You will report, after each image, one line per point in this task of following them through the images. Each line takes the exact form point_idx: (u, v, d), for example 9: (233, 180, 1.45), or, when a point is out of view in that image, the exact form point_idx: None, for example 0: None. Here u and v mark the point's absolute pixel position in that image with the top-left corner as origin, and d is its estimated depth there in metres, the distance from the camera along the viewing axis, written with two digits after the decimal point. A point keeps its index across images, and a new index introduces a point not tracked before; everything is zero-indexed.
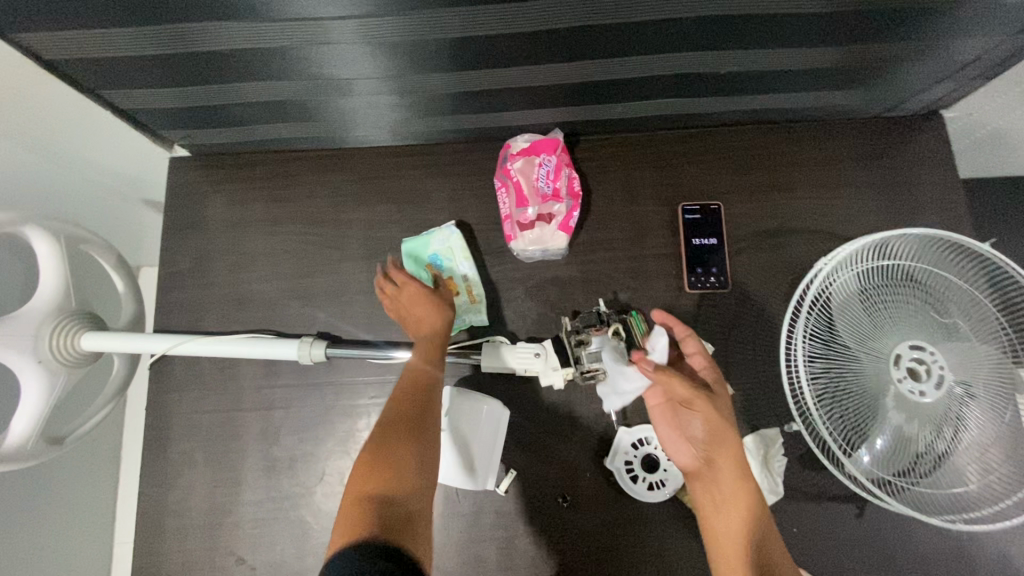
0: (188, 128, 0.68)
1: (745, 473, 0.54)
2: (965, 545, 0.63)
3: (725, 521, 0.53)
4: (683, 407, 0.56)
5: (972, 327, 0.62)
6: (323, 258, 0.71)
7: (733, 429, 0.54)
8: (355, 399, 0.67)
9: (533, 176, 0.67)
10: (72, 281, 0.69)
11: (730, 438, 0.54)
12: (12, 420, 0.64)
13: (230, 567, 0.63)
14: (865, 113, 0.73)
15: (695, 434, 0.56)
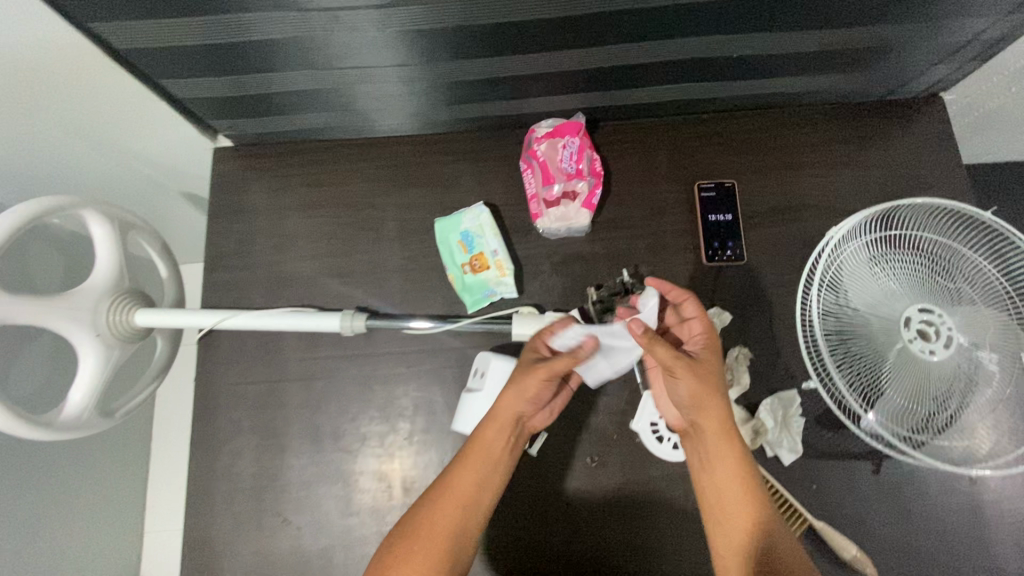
0: (234, 117, 0.73)
1: (726, 435, 0.57)
2: (979, 500, 0.66)
3: (722, 482, 0.58)
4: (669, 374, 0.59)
5: (976, 289, 0.66)
6: (359, 238, 0.75)
7: (714, 395, 0.57)
8: (393, 369, 0.70)
9: (557, 158, 0.71)
10: (125, 262, 0.74)
11: (709, 403, 0.57)
12: (71, 390, 0.69)
13: (279, 526, 0.67)
14: (869, 96, 0.77)
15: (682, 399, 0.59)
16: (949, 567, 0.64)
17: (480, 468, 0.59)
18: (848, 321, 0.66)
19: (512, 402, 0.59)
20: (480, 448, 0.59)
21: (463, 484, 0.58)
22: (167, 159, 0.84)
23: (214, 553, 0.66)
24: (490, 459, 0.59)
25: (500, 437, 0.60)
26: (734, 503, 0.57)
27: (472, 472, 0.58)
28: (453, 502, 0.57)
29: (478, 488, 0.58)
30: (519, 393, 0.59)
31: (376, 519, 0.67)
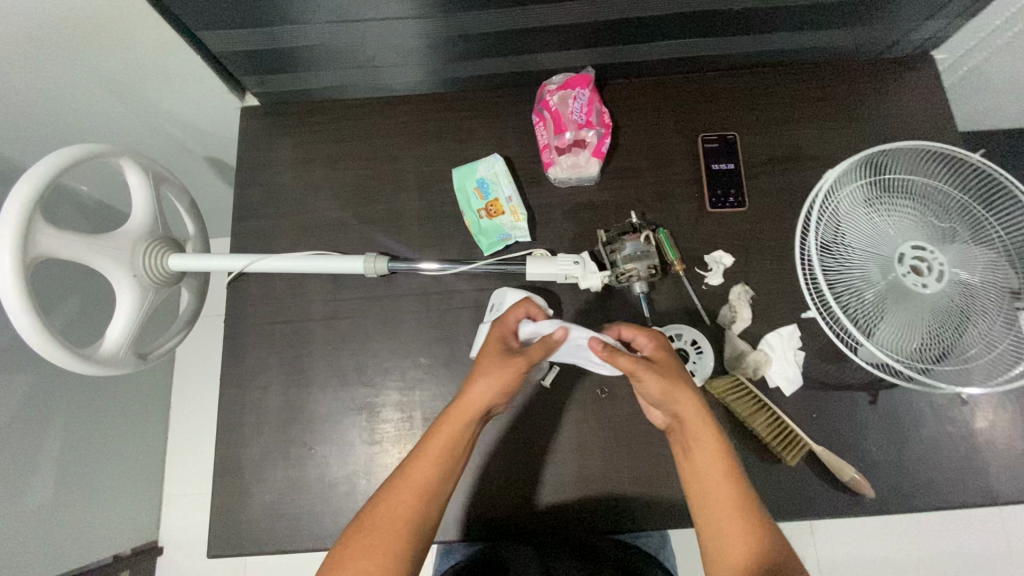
0: (262, 73, 0.77)
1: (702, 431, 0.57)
2: (974, 429, 0.68)
3: (709, 491, 0.56)
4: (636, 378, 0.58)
5: (964, 225, 0.70)
6: (379, 188, 0.79)
7: (684, 390, 0.57)
8: (413, 308, 0.74)
9: (569, 109, 0.75)
10: (159, 211, 0.78)
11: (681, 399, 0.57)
12: (109, 327, 0.73)
13: (305, 455, 0.70)
14: (862, 53, 0.81)
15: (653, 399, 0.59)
16: (943, 491, 0.67)
17: (440, 462, 0.56)
18: (845, 258, 0.69)
19: (483, 391, 0.58)
20: (442, 442, 0.57)
21: (421, 478, 0.55)
22: (196, 120, 0.89)
23: (243, 479, 0.70)
24: (452, 453, 0.57)
25: (462, 431, 0.58)
26: (725, 514, 0.55)
27: (433, 466, 0.55)
28: (407, 507, 0.53)
29: (436, 485, 0.55)
30: (487, 380, 0.58)
31: (397, 447, 0.70)
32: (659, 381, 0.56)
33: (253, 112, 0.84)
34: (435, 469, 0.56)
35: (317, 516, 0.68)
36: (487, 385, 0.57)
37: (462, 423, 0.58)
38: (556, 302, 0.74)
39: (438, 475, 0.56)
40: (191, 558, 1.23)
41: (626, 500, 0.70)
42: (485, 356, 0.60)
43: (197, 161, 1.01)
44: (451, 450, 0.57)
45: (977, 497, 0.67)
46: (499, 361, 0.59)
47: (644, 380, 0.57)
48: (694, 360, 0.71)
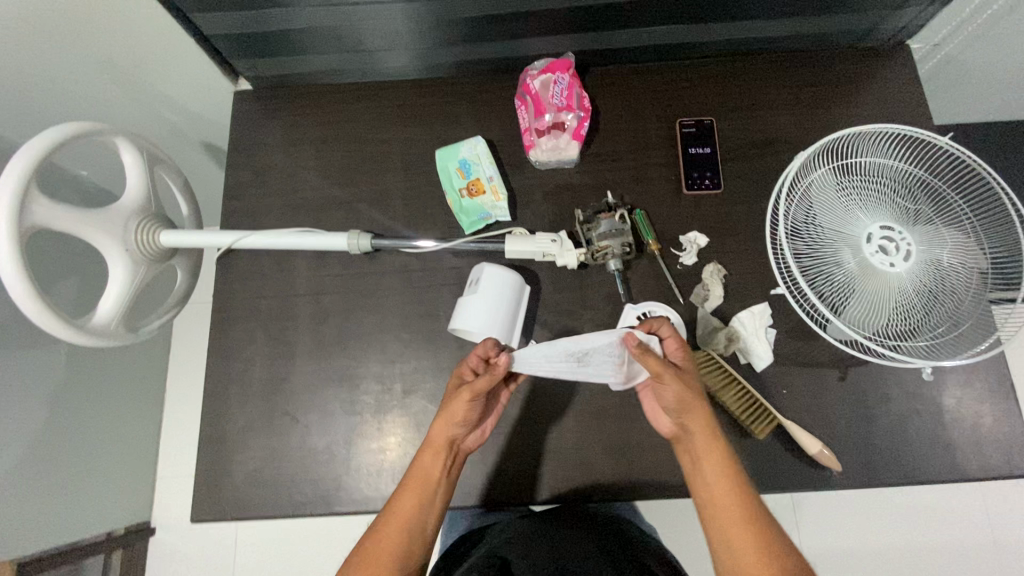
0: (254, 56, 0.80)
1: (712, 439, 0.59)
2: (941, 406, 0.70)
3: (717, 496, 0.58)
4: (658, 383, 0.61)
5: (932, 207, 0.71)
6: (366, 169, 0.82)
7: (699, 399, 0.59)
8: (395, 284, 0.76)
9: (549, 93, 0.77)
10: (152, 189, 0.80)
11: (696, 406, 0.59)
12: (101, 300, 0.75)
13: (287, 424, 0.72)
14: (839, 42, 0.83)
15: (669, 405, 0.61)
16: (910, 466, 0.68)
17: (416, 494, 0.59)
18: (814, 238, 0.71)
19: (441, 428, 0.60)
20: (417, 476, 0.60)
21: (404, 510, 0.59)
22: (191, 104, 0.92)
23: (227, 447, 0.72)
24: (426, 484, 0.60)
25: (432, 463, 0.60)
26: (732, 519, 0.56)
27: (410, 499, 0.59)
28: (395, 536, 0.58)
29: (416, 517, 0.59)
30: (444, 416, 0.60)
31: (377, 418, 0.72)
32: (679, 388, 0.59)
33: (245, 95, 0.86)
34: (412, 501, 0.59)
35: (297, 483, 0.70)
36: (444, 423, 0.60)
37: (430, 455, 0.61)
38: (535, 279, 0.75)
39: (417, 506, 0.59)
40: (183, 538, 1.25)
41: (598, 474, 0.71)
42: (444, 395, 0.63)
43: (193, 146, 1.04)
44: (425, 483, 0.60)
45: (943, 472, 0.68)
46: (452, 397, 0.61)
47: (666, 385, 0.59)
48: None
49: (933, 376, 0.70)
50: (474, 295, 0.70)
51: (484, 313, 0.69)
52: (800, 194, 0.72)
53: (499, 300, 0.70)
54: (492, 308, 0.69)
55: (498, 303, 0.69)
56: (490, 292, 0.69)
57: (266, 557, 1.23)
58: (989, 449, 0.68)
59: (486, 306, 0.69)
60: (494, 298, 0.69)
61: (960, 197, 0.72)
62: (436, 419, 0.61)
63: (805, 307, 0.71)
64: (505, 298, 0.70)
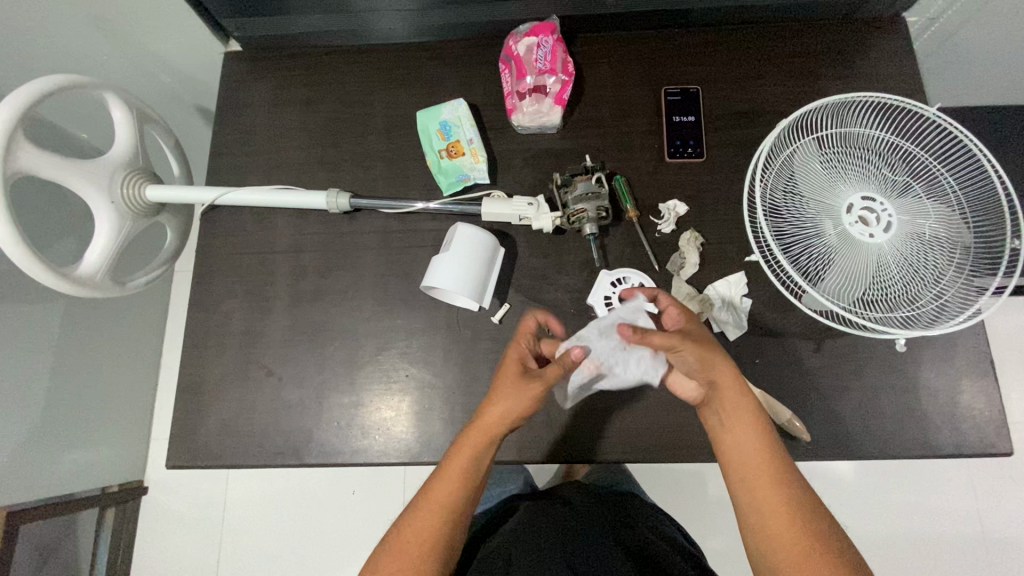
0: (240, 16, 0.80)
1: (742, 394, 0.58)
2: (917, 380, 0.69)
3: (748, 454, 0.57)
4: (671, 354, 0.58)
5: (916, 179, 0.70)
6: (349, 131, 0.82)
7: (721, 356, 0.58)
8: (373, 244, 0.77)
9: (533, 57, 0.77)
10: (140, 145, 0.81)
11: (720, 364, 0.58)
12: (86, 251, 0.76)
13: (262, 377, 0.73)
14: (831, 12, 0.81)
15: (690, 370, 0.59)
16: (882, 439, 0.67)
17: (463, 481, 0.57)
18: (794, 208, 0.70)
19: (501, 413, 0.59)
20: (461, 461, 0.58)
21: (446, 492, 0.57)
22: (184, 66, 0.93)
23: (204, 397, 0.73)
24: (472, 470, 0.58)
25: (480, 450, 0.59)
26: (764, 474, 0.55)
27: (452, 484, 0.57)
28: (429, 527, 0.55)
29: (455, 506, 0.57)
30: (507, 403, 0.59)
31: (350, 374, 0.73)
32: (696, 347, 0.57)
33: (234, 57, 0.87)
34: (456, 485, 0.57)
35: (269, 434, 0.71)
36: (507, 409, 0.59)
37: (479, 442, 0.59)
38: (511, 243, 0.75)
39: (462, 490, 0.57)
40: (175, 497, 1.28)
41: (566, 437, 0.70)
42: (503, 378, 0.61)
43: (188, 110, 1.05)
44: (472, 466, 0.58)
45: (915, 447, 0.67)
46: (515, 384, 0.60)
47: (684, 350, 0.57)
48: None
49: (910, 351, 0.69)
50: (445, 257, 0.70)
51: (454, 272, 0.69)
52: (781, 164, 0.71)
53: (470, 261, 0.70)
54: (462, 267, 0.70)
55: (470, 262, 0.70)
56: (462, 253, 0.70)
57: (252, 520, 1.25)
58: (963, 424, 0.67)
59: (457, 266, 0.69)
60: (466, 259, 0.70)
61: (946, 169, 0.70)
62: (495, 402, 0.60)
63: (782, 277, 0.70)
64: (475, 259, 0.71)
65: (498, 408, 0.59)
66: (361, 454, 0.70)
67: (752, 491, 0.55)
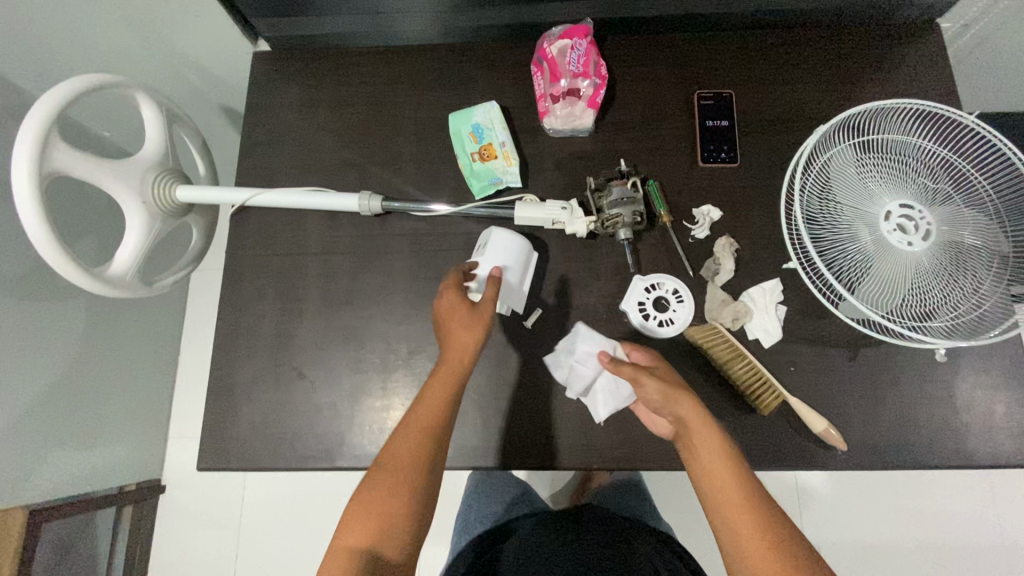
0: (272, 16, 0.80)
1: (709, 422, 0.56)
2: (954, 389, 0.68)
3: (716, 478, 0.55)
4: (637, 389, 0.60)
5: (955, 188, 0.69)
6: (379, 133, 0.82)
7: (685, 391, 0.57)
8: (405, 246, 0.77)
9: (566, 59, 0.76)
10: (170, 146, 0.81)
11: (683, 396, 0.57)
12: (117, 251, 0.76)
13: (293, 380, 0.73)
14: (866, 18, 0.81)
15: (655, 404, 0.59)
16: (919, 449, 0.67)
17: (430, 426, 0.58)
18: (831, 216, 0.69)
19: (460, 353, 0.61)
20: (426, 407, 0.58)
21: (411, 439, 0.57)
22: (212, 65, 0.92)
23: (235, 399, 0.73)
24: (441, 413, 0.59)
25: (443, 395, 0.59)
26: (734, 499, 0.54)
27: (420, 431, 0.57)
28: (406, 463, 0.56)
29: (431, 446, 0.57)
30: (465, 343, 0.61)
31: (382, 377, 0.73)
32: (657, 385, 0.57)
33: (263, 57, 0.87)
34: (421, 435, 0.57)
35: (300, 437, 0.71)
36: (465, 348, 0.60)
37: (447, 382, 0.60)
38: (543, 246, 0.75)
39: (431, 435, 0.57)
40: (191, 496, 1.28)
41: (598, 441, 0.69)
42: (454, 323, 0.62)
43: (212, 109, 1.05)
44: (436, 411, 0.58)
45: (951, 457, 0.66)
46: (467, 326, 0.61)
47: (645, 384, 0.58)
48: (674, 308, 0.72)
49: (947, 360, 0.69)
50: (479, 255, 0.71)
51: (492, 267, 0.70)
52: (817, 170, 0.70)
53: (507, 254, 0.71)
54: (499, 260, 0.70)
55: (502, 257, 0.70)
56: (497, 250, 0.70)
57: (269, 522, 1.25)
58: (999, 434, 0.67)
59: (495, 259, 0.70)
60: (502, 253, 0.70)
61: (984, 178, 0.69)
62: (452, 346, 0.61)
63: (817, 284, 0.70)
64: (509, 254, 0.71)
65: (455, 354, 0.61)
66: None
67: (739, 550, 0.52)
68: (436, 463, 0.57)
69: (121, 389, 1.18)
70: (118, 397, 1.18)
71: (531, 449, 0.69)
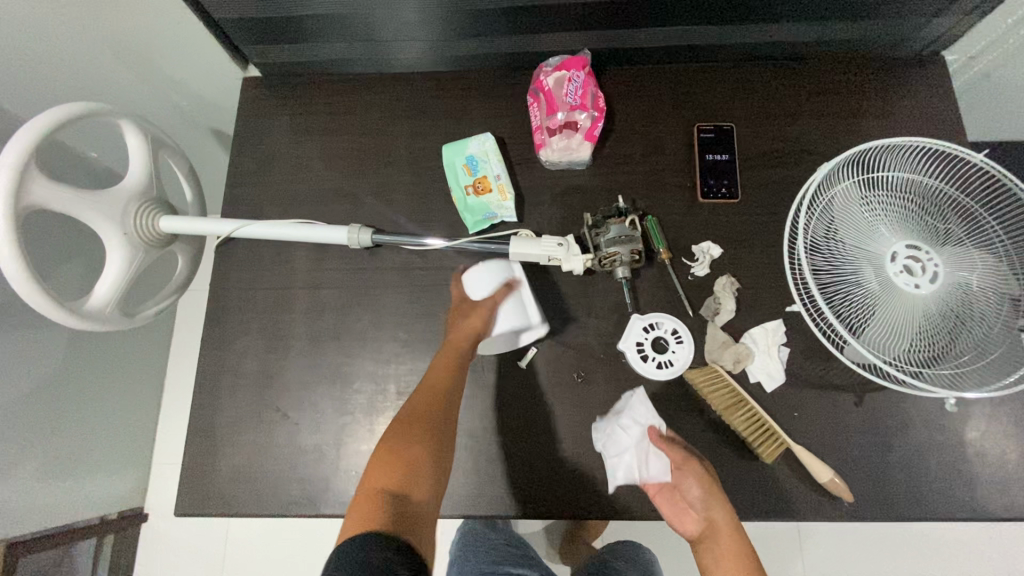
0: (264, 43, 0.78)
1: (741, 530, 0.57)
2: (964, 437, 0.66)
3: None
4: (676, 476, 0.61)
5: (963, 228, 0.67)
6: (371, 162, 0.80)
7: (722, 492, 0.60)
8: (396, 280, 0.74)
9: (563, 91, 0.74)
10: (155, 174, 0.79)
11: (721, 497, 0.59)
12: (97, 284, 0.73)
13: (277, 421, 0.70)
14: (869, 51, 0.79)
15: (691, 496, 0.59)
16: (928, 500, 0.64)
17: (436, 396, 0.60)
18: (835, 255, 0.67)
19: (458, 332, 0.65)
20: (433, 382, 0.62)
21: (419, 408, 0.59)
22: (201, 89, 0.90)
23: (215, 440, 0.70)
24: (445, 386, 0.61)
25: (449, 370, 0.63)
26: None
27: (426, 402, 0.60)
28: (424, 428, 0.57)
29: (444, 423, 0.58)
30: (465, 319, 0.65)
31: (369, 419, 0.70)
32: (701, 476, 0.59)
33: (254, 82, 0.85)
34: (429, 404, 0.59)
35: (283, 481, 0.68)
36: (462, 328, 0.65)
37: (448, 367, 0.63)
38: (538, 283, 0.73)
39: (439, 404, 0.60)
40: (174, 525, 1.24)
41: (595, 489, 0.66)
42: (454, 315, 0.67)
43: (203, 132, 1.03)
44: (441, 384, 0.61)
45: (963, 510, 0.64)
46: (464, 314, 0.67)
47: (688, 474, 0.60)
48: (673, 349, 0.70)
49: (958, 406, 0.66)
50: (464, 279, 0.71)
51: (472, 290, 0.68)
52: (821, 207, 0.69)
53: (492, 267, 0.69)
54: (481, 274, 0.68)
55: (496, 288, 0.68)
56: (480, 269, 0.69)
57: (255, 552, 1.21)
58: (1012, 486, 0.64)
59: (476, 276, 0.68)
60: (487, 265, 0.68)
61: (993, 219, 0.67)
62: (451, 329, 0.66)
63: (821, 324, 0.68)
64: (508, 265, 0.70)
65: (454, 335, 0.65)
66: None
67: None
68: (446, 431, 0.58)
69: (105, 414, 1.15)
70: (101, 423, 1.15)
71: (524, 497, 0.66)
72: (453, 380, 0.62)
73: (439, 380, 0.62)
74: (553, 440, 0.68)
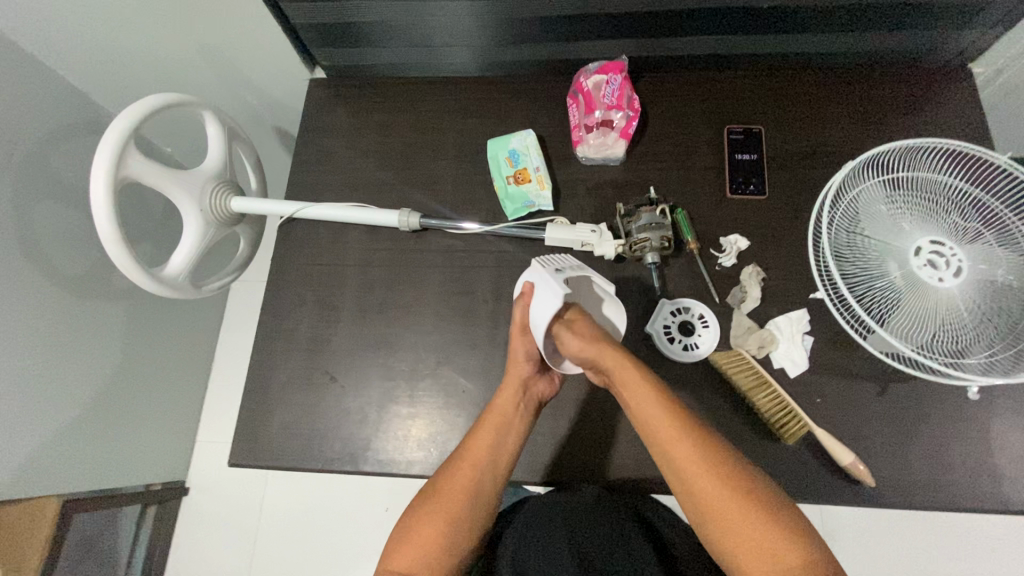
0: (332, 47, 0.87)
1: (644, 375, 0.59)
2: (988, 430, 0.66)
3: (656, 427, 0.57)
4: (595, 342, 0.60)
5: (987, 226, 0.68)
6: (421, 155, 0.87)
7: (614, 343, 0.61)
8: (439, 260, 0.80)
9: (601, 93, 0.81)
10: (229, 160, 0.86)
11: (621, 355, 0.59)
12: (173, 254, 0.81)
13: (324, 383, 0.76)
14: (895, 62, 0.83)
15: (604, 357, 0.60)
16: (952, 490, 0.65)
17: (480, 469, 0.62)
18: (860, 248, 0.69)
19: (506, 399, 0.65)
20: (478, 452, 0.63)
21: (462, 481, 0.61)
22: (271, 91, 1.00)
23: (269, 399, 0.76)
24: (487, 460, 0.63)
25: (494, 440, 0.63)
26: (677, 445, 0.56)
27: (467, 475, 0.62)
28: (452, 498, 0.60)
29: (475, 491, 0.61)
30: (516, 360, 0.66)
31: (409, 385, 0.75)
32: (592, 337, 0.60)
33: (319, 83, 0.94)
34: (470, 478, 0.61)
35: (328, 438, 0.73)
36: (509, 396, 0.65)
37: (495, 431, 0.64)
38: None
39: (478, 478, 0.62)
40: (210, 499, 1.30)
41: (619, 461, 0.69)
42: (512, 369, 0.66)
43: (268, 129, 1.13)
44: (483, 457, 0.63)
45: (986, 501, 0.64)
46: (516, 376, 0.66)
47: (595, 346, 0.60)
48: (699, 332, 0.73)
49: (981, 400, 0.67)
50: (523, 303, 0.64)
51: (537, 328, 0.62)
52: (845, 205, 0.71)
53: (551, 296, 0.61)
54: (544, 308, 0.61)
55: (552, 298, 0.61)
56: (536, 292, 0.63)
57: (284, 529, 1.26)
58: None
59: (536, 306, 0.63)
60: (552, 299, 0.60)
61: (1015, 216, 0.69)
62: (502, 391, 0.66)
63: (846, 315, 0.70)
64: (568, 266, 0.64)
65: (505, 402, 0.65)
66: (415, 466, 0.71)
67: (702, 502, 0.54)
68: (482, 507, 0.61)
69: (155, 390, 1.23)
70: (151, 398, 1.22)
71: (551, 465, 0.70)
72: (498, 455, 0.63)
73: (484, 450, 0.63)
74: (582, 414, 0.71)
